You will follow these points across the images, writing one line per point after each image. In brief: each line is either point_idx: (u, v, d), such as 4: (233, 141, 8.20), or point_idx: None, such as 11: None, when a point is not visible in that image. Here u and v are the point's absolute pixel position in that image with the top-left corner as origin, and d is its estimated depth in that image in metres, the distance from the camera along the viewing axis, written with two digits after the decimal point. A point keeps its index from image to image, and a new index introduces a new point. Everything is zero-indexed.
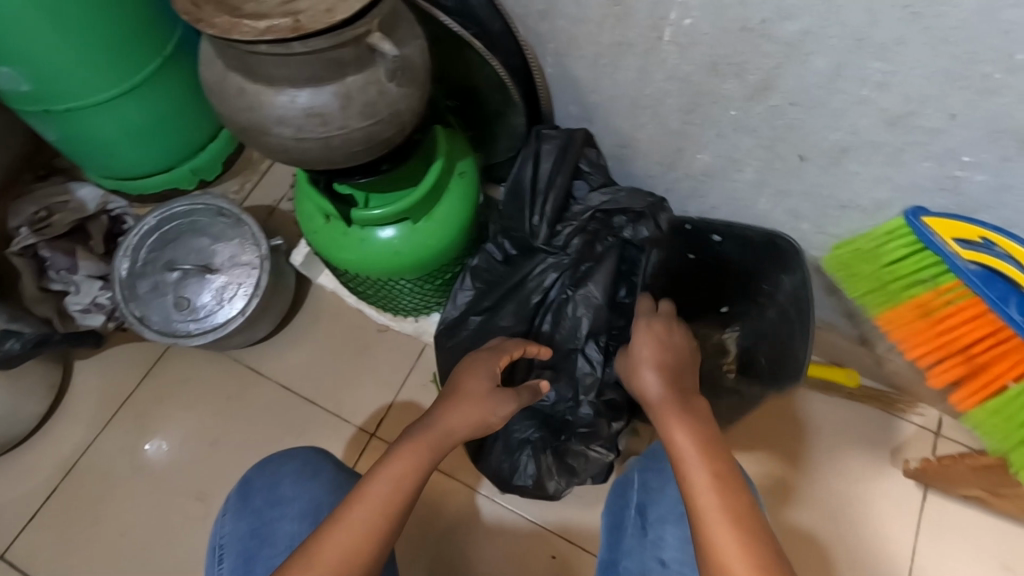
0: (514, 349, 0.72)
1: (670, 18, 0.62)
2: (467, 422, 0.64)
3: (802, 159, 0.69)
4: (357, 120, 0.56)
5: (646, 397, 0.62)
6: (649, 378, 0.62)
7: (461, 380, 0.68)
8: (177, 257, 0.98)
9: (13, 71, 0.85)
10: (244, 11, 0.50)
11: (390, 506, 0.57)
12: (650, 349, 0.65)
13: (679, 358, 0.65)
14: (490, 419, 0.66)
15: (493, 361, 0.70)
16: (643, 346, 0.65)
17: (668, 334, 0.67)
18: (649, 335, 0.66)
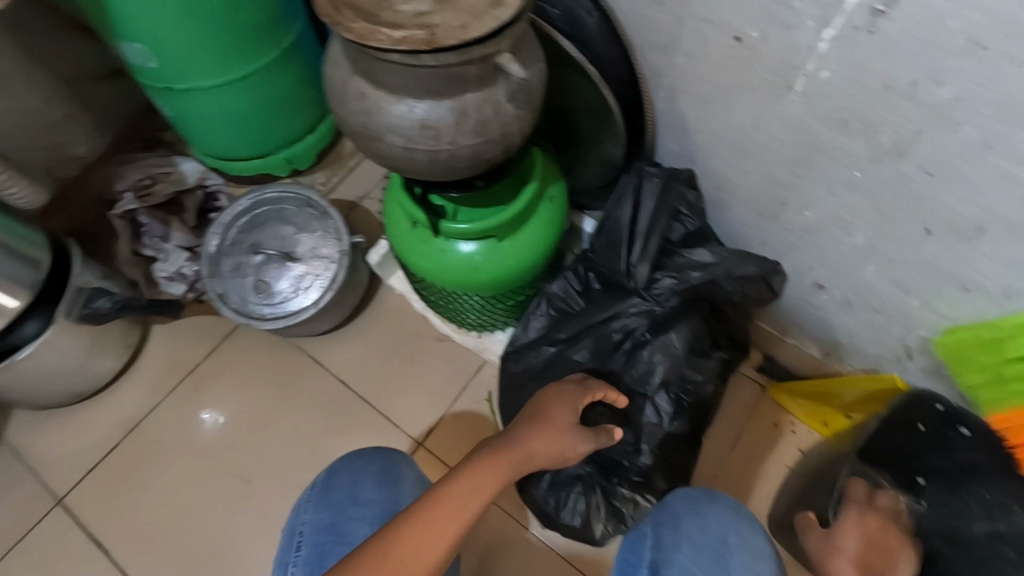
0: (600, 391, 0.71)
1: (803, 67, 0.59)
2: (548, 446, 0.64)
3: (926, 233, 0.64)
4: (469, 137, 0.55)
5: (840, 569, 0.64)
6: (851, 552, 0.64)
7: (548, 408, 0.67)
8: (263, 241, 1.00)
9: (145, 49, 0.90)
10: (380, 19, 0.50)
11: (465, 516, 0.55)
12: (858, 548, 0.64)
13: (889, 559, 0.64)
14: (570, 453, 0.66)
15: (579, 396, 0.69)
16: (851, 534, 0.65)
17: (878, 529, 0.66)
18: (857, 530, 0.66)
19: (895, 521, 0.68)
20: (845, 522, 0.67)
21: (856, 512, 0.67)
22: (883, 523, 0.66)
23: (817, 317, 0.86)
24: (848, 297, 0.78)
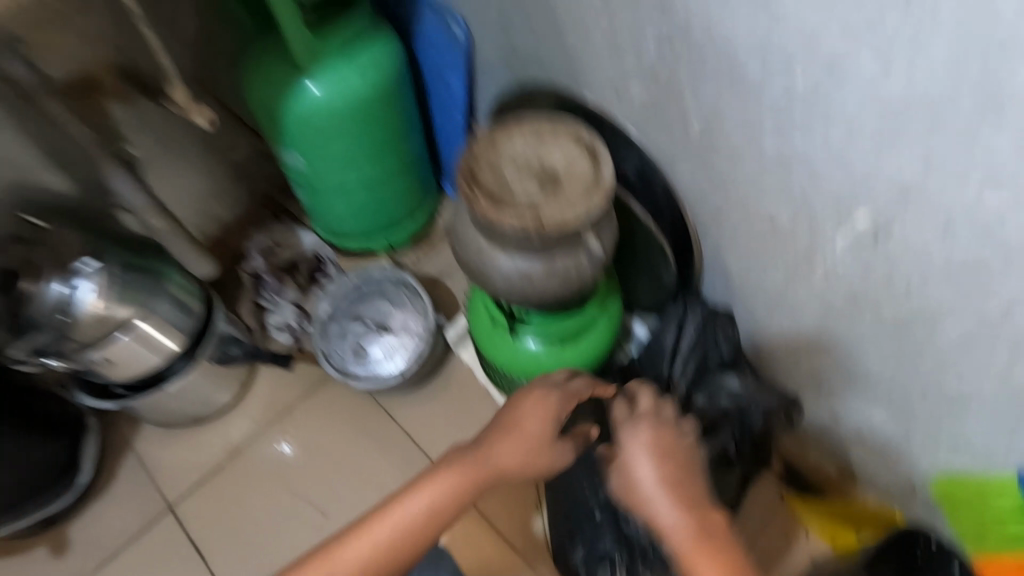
0: (584, 390, 0.79)
1: (824, 253, 0.74)
2: (517, 459, 0.75)
3: (923, 395, 0.76)
4: (554, 284, 0.73)
5: (646, 507, 0.67)
6: (646, 482, 0.67)
7: (519, 419, 0.76)
8: (365, 311, 1.21)
9: (300, 160, 1.12)
10: (502, 202, 0.69)
11: (403, 528, 0.72)
12: (654, 485, 0.67)
13: (680, 469, 0.68)
14: (543, 462, 0.75)
15: (555, 404, 0.77)
16: (637, 448, 0.69)
17: (671, 445, 0.70)
18: (644, 449, 0.69)
19: (681, 436, 0.71)
20: (631, 433, 0.71)
21: (647, 445, 0.69)
22: (657, 435, 0.70)
23: (834, 442, 0.97)
24: (860, 430, 0.90)
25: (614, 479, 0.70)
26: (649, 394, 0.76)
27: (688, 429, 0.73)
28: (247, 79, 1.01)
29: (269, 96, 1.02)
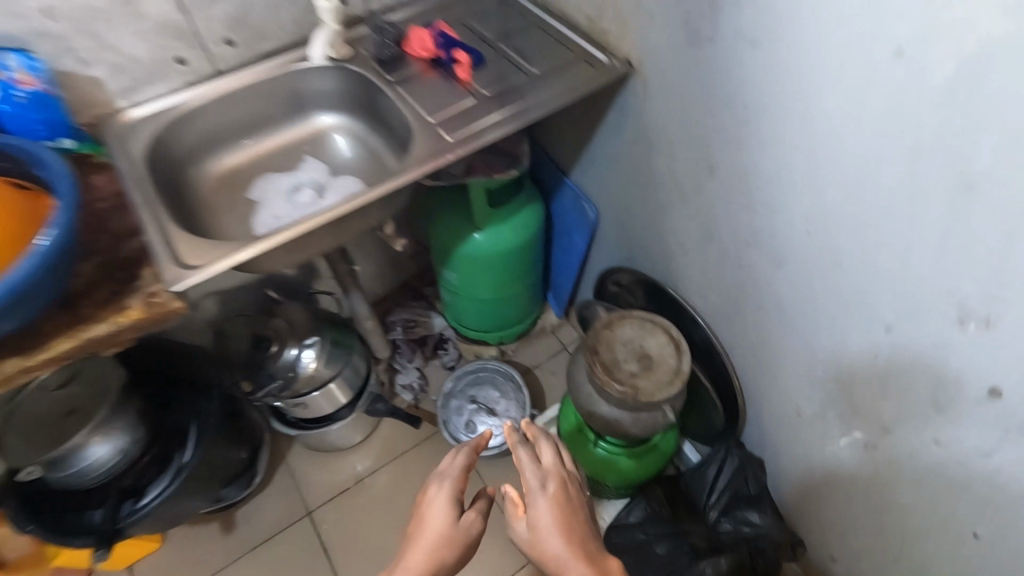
0: (461, 462, 0.78)
1: (832, 446, 1.04)
2: (426, 561, 0.70)
3: (894, 564, 1.03)
4: (635, 430, 1.07)
5: (552, 558, 0.70)
6: (550, 540, 0.70)
7: (423, 518, 0.74)
8: (478, 394, 1.59)
9: (454, 277, 1.52)
10: (612, 374, 1.04)
11: None
12: (550, 520, 0.71)
13: (574, 521, 0.72)
14: (461, 549, 0.72)
15: (451, 488, 0.76)
16: (540, 508, 0.72)
17: (562, 494, 0.74)
18: (547, 501, 0.72)
19: (560, 480, 0.76)
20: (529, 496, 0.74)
21: (546, 519, 0.71)
22: (556, 486, 0.75)
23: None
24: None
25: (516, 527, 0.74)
26: (521, 446, 0.78)
27: (533, 458, 0.77)
28: (436, 223, 1.41)
29: (448, 242, 1.42)
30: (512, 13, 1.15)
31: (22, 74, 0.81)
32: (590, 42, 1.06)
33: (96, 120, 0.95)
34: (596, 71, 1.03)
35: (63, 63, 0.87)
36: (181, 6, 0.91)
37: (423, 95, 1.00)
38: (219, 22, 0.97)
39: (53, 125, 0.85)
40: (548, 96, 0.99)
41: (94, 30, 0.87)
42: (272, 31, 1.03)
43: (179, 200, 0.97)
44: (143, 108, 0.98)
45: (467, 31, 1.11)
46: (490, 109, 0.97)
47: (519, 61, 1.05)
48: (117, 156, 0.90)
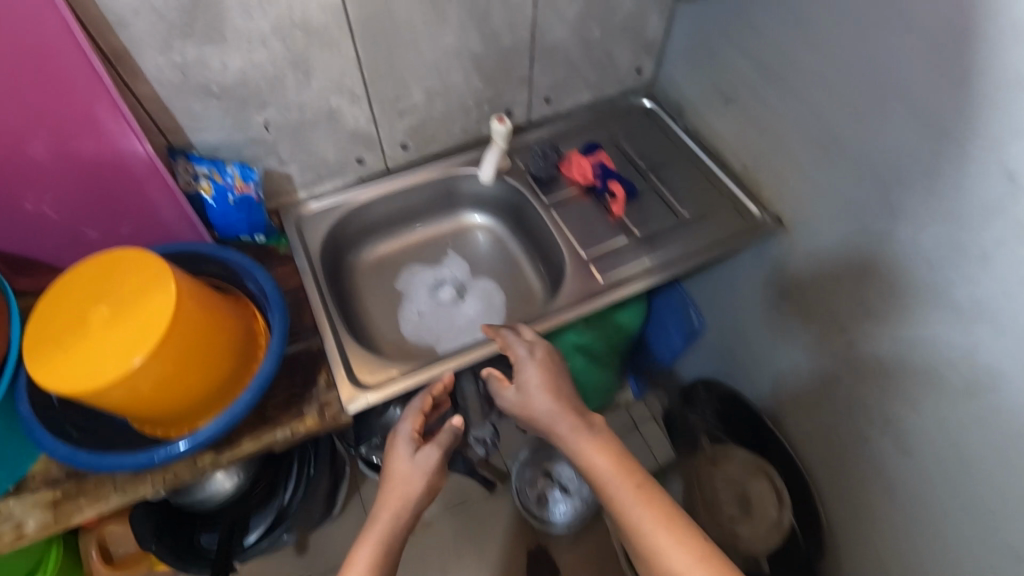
0: (420, 399, 0.83)
1: None
2: (401, 496, 0.72)
3: None
4: None
5: (541, 420, 0.77)
6: (538, 404, 0.76)
7: (389, 461, 0.76)
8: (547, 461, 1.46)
9: None
10: None
11: None
12: (541, 377, 0.78)
13: (558, 376, 0.80)
14: (436, 478, 0.76)
15: (410, 423, 0.79)
16: (530, 372, 0.79)
17: (551, 358, 0.82)
18: (535, 369, 0.79)
19: (551, 349, 0.82)
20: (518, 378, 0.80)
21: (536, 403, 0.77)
22: (545, 360, 0.81)
23: None
24: None
25: (502, 397, 0.82)
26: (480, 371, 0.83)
27: (512, 346, 0.83)
28: None
29: None
30: (663, 139, 1.18)
31: (237, 182, 0.89)
32: (743, 190, 1.07)
33: (278, 207, 1.03)
34: (745, 222, 1.04)
35: (266, 163, 0.96)
36: (375, 119, 0.98)
37: (576, 223, 1.05)
38: (401, 131, 1.03)
39: (252, 224, 0.93)
40: (697, 245, 1.01)
41: (299, 137, 0.94)
42: (442, 137, 1.09)
43: (340, 292, 1.04)
44: (320, 202, 1.05)
45: (619, 155, 1.15)
46: (639, 250, 1.01)
47: (669, 197, 1.08)
48: (297, 254, 0.98)
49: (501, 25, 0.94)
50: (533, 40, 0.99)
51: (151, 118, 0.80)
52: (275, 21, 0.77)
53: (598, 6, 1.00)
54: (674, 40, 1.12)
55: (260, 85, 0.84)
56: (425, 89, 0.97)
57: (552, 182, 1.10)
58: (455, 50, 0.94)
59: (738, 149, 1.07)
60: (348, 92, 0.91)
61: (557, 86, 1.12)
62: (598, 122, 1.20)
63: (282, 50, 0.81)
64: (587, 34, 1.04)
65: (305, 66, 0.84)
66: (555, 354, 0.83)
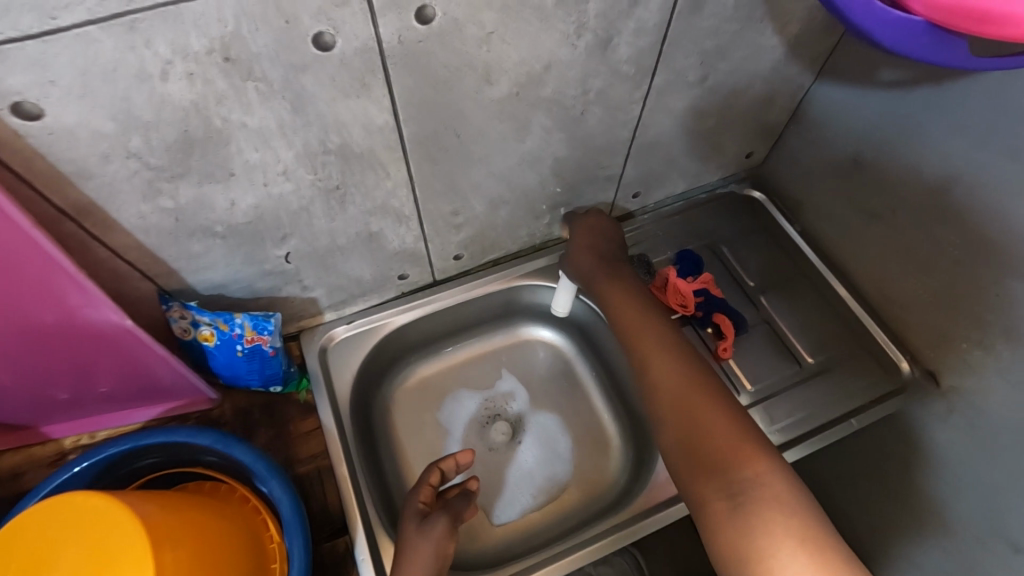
0: (424, 475, 0.71)
1: None
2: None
3: None
4: None
5: (598, 281, 0.78)
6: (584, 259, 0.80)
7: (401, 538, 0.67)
8: None
9: None
10: None
11: None
12: (594, 261, 0.80)
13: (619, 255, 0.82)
14: (446, 540, 0.65)
15: (414, 498, 0.70)
16: (578, 237, 0.82)
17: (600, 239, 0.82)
18: (583, 236, 0.82)
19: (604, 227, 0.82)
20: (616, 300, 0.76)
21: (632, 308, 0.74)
22: (588, 228, 0.82)
23: None
24: None
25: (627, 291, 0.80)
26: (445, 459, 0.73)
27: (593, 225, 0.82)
28: None
29: None
30: (775, 247, 0.95)
31: (248, 331, 0.68)
32: (885, 335, 0.85)
33: (300, 330, 0.82)
34: (889, 379, 0.83)
35: (285, 291, 0.75)
36: (425, 235, 0.76)
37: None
38: (455, 243, 0.81)
39: (267, 376, 0.73)
40: (828, 410, 0.80)
41: (327, 263, 0.73)
42: (503, 244, 0.87)
43: (374, 442, 0.83)
44: (350, 328, 0.84)
45: (722, 269, 0.92)
46: (753, 414, 0.79)
47: (787, 336, 0.86)
48: (323, 407, 0.76)
49: (596, 127, 0.71)
50: (632, 138, 0.76)
51: (134, 266, 0.60)
52: (301, 150, 0.55)
53: (720, 95, 0.76)
54: (803, 127, 0.88)
55: (280, 218, 0.62)
56: (490, 200, 0.75)
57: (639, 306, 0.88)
58: (535, 157, 0.71)
59: (880, 279, 0.84)
60: (392, 214, 0.69)
61: (649, 181, 0.88)
62: (693, 218, 0.97)
63: (310, 180, 0.59)
64: (698, 126, 0.80)
65: (340, 194, 0.62)
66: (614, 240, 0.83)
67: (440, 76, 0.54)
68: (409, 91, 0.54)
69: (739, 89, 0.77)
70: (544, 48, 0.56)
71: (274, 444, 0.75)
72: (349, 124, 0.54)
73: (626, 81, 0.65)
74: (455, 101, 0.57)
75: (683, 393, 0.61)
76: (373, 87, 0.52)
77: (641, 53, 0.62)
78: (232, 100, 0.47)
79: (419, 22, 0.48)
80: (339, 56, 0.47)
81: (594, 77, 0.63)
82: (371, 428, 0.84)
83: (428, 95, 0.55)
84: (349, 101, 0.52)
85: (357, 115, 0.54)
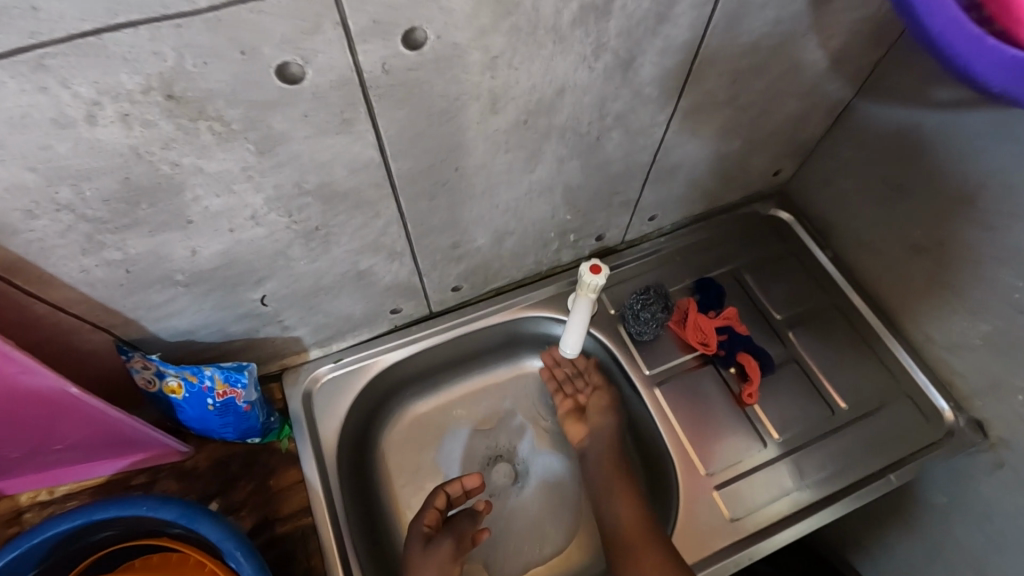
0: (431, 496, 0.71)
1: None
2: None
3: None
4: None
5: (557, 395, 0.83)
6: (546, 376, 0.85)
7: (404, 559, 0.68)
8: None
9: None
10: None
11: None
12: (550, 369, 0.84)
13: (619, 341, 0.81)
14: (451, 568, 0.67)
15: (417, 520, 0.70)
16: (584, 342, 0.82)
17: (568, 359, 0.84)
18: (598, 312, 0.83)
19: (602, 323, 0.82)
20: (596, 416, 0.79)
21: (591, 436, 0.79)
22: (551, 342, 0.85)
23: None
24: None
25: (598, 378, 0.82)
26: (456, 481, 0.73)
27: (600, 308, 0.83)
28: None
29: None
30: (805, 274, 0.86)
31: (219, 383, 0.60)
32: (928, 378, 0.77)
33: (284, 369, 0.75)
34: (931, 426, 0.75)
35: (264, 332, 0.67)
36: (420, 270, 0.68)
37: (692, 414, 0.77)
38: (455, 276, 0.73)
39: (243, 429, 0.65)
40: (862, 463, 0.74)
41: (310, 304, 0.65)
42: (508, 273, 0.79)
43: (367, 491, 0.76)
44: (337, 368, 0.76)
45: (746, 301, 0.85)
46: (780, 466, 0.74)
47: (818, 377, 0.79)
48: (307, 460, 0.69)
49: (614, 153, 0.62)
50: (653, 162, 0.68)
51: (83, 318, 0.52)
52: (272, 192, 0.47)
53: (753, 114, 0.68)
54: (839, 145, 0.79)
55: (253, 263, 0.54)
56: (493, 232, 0.67)
57: (656, 344, 0.81)
58: (544, 187, 0.62)
59: (923, 315, 0.76)
60: (384, 252, 0.61)
61: (668, 203, 0.80)
62: (713, 242, 0.89)
63: (285, 223, 0.51)
64: (726, 146, 0.72)
65: (322, 235, 0.54)
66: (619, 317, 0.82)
67: (435, 108, 0.45)
68: (398, 126, 0.45)
69: (774, 107, 0.68)
70: (557, 72, 0.47)
71: (254, 500, 0.68)
72: (329, 163, 0.46)
73: (650, 103, 0.57)
74: (454, 133, 0.49)
75: (614, 485, 0.74)
76: (354, 123, 0.43)
77: (668, 73, 0.54)
78: (182, 142, 0.39)
79: (407, 48, 0.39)
80: (310, 90, 0.39)
81: (613, 101, 0.54)
82: (362, 474, 0.77)
83: (421, 129, 0.46)
84: (326, 139, 0.44)
85: (337, 153, 0.45)
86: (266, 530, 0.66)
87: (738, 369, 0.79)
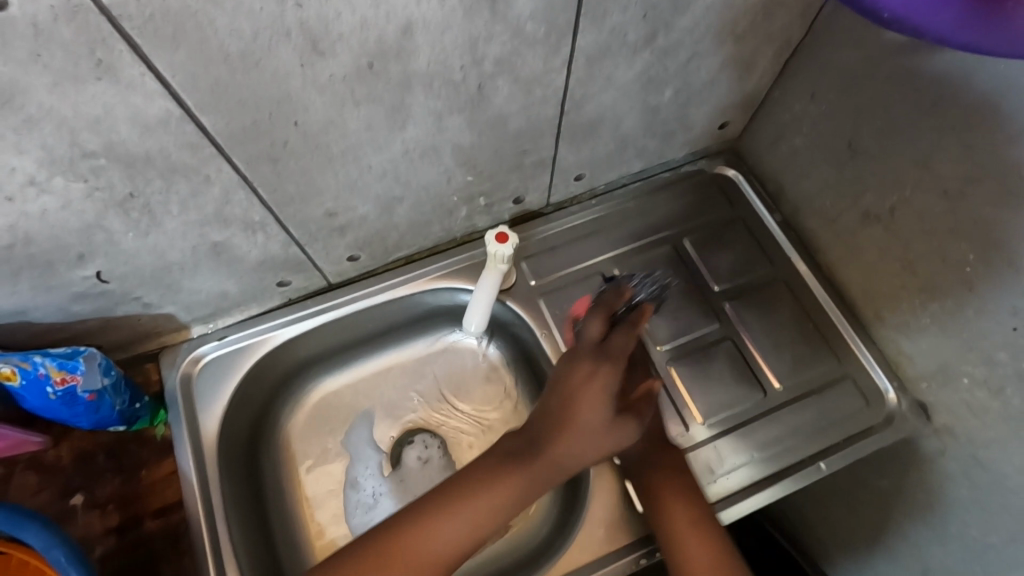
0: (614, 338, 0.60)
1: None
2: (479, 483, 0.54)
3: None
4: None
5: (446, 387, 0.79)
6: (437, 370, 0.80)
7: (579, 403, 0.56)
8: None
9: None
10: None
11: (462, 543, 0.52)
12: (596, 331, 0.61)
13: (473, 392, 0.79)
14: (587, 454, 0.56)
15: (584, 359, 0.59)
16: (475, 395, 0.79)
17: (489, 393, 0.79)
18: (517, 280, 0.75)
19: (487, 374, 0.80)
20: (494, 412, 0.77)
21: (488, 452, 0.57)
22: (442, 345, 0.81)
23: None
24: None
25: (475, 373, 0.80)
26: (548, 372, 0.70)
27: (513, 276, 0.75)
28: None
29: None
30: (750, 242, 0.78)
31: (54, 371, 0.54)
32: (872, 359, 0.71)
33: (161, 349, 0.68)
34: (872, 410, 0.69)
35: (120, 311, 0.59)
36: (297, 241, 0.60)
37: (664, 448, 0.64)
38: (345, 247, 0.65)
39: (98, 419, 0.59)
40: (792, 450, 0.68)
41: (166, 281, 0.57)
42: (412, 242, 0.70)
43: (257, 477, 0.71)
44: (220, 347, 0.69)
45: (682, 272, 0.77)
46: (706, 450, 0.68)
47: (753, 357, 0.72)
48: (182, 449, 0.63)
49: (506, 106, 0.53)
50: (562, 114, 0.58)
51: None
52: (42, 155, 0.38)
53: (680, 57, 0.57)
54: (790, 95, 0.69)
55: (61, 239, 0.46)
56: (377, 198, 0.58)
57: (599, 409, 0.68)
58: (425, 146, 0.53)
59: (874, 291, 0.68)
60: (238, 223, 0.53)
61: (594, 163, 0.71)
62: (651, 206, 0.80)
63: (83, 190, 0.42)
64: (653, 97, 0.62)
65: (142, 205, 0.46)
66: (536, 288, 0.75)
67: (231, 48, 0.36)
68: (185, 71, 0.36)
69: (706, 48, 0.58)
70: (393, 2, 0.38)
71: (121, 494, 0.62)
72: (107, 119, 0.37)
73: (537, 45, 0.47)
74: (273, 82, 0.40)
75: None
76: (118, 68, 0.34)
77: (551, 6, 0.44)
78: None
79: None
80: (26, 23, 0.30)
81: (486, 40, 0.44)
82: (255, 460, 0.71)
83: (220, 77, 0.38)
84: (84, 88, 0.35)
85: (112, 106, 0.36)
86: (134, 528, 0.60)
87: (679, 357, 0.72)
